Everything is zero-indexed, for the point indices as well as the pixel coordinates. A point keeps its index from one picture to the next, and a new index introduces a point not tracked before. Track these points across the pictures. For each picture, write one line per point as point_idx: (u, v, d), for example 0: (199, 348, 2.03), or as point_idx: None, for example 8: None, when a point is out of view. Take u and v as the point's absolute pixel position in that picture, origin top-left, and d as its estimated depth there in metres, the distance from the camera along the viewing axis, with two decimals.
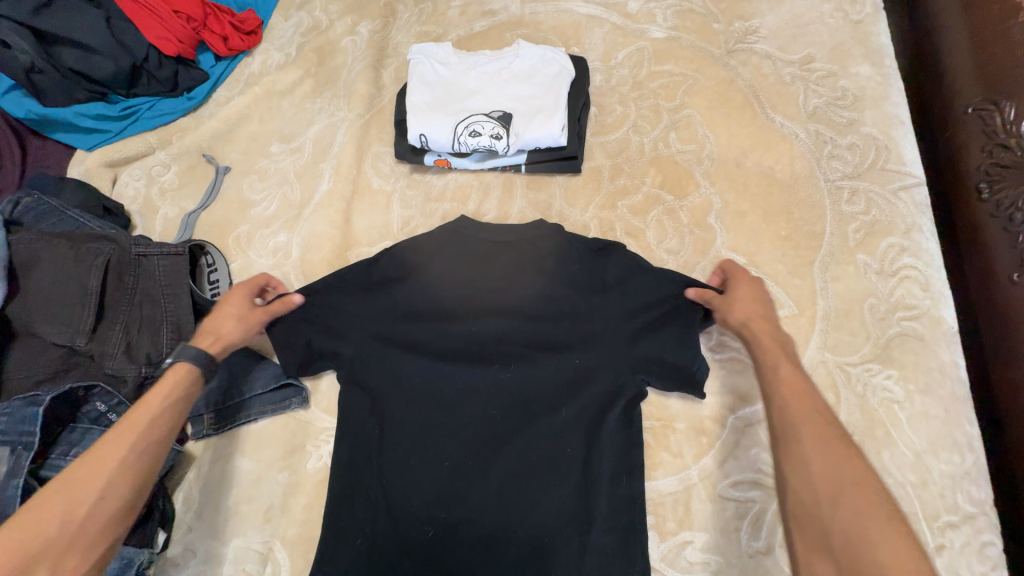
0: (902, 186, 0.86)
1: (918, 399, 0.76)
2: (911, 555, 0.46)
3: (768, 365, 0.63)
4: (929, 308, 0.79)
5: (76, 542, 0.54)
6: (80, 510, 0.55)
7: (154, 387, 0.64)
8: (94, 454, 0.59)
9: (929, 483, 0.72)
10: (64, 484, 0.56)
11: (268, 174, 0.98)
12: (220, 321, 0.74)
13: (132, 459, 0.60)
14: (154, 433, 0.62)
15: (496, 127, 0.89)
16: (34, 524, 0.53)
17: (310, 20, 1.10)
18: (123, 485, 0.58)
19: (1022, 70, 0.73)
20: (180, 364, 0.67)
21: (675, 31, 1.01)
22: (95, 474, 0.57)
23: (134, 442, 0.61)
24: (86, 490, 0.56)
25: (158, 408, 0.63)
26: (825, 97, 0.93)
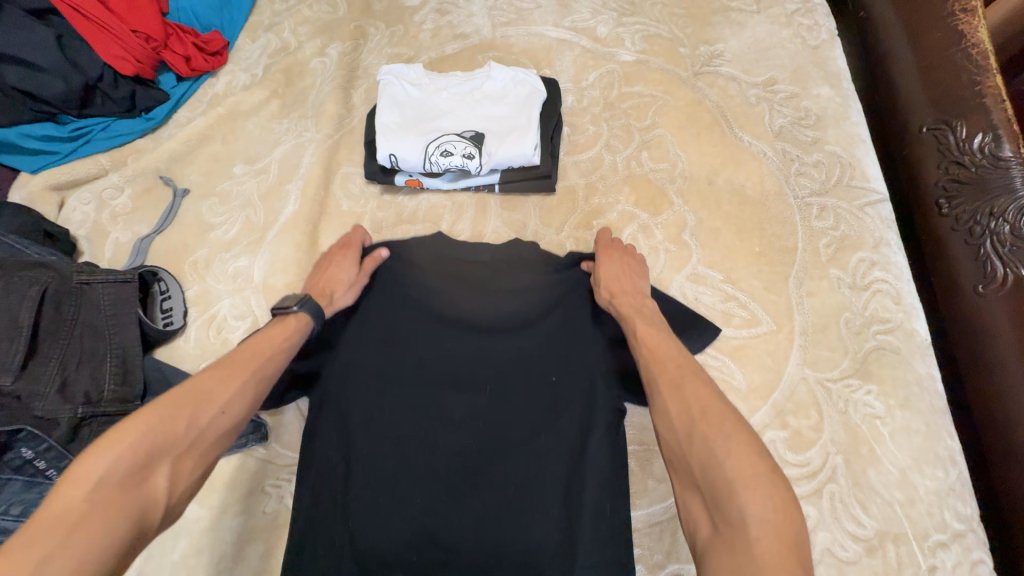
0: (868, 202, 0.88)
1: (899, 414, 0.75)
2: (750, 462, 0.45)
3: (630, 336, 0.65)
4: (902, 321, 0.80)
5: (197, 448, 0.52)
6: (204, 420, 0.53)
7: (281, 329, 0.64)
8: (220, 368, 0.57)
9: (916, 501, 0.71)
10: (194, 388, 0.54)
11: (230, 196, 0.93)
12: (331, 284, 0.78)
13: (254, 383, 0.58)
14: (272, 365, 0.61)
15: (468, 147, 0.88)
16: (167, 417, 0.50)
17: (278, 42, 1.08)
18: (243, 406, 0.56)
19: (969, 93, 0.78)
20: (303, 315, 0.66)
21: (644, 54, 1.03)
22: (223, 386, 0.56)
23: (258, 368, 0.59)
24: (214, 399, 0.54)
25: (280, 346, 0.63)
26: (789, 117, 0.96)
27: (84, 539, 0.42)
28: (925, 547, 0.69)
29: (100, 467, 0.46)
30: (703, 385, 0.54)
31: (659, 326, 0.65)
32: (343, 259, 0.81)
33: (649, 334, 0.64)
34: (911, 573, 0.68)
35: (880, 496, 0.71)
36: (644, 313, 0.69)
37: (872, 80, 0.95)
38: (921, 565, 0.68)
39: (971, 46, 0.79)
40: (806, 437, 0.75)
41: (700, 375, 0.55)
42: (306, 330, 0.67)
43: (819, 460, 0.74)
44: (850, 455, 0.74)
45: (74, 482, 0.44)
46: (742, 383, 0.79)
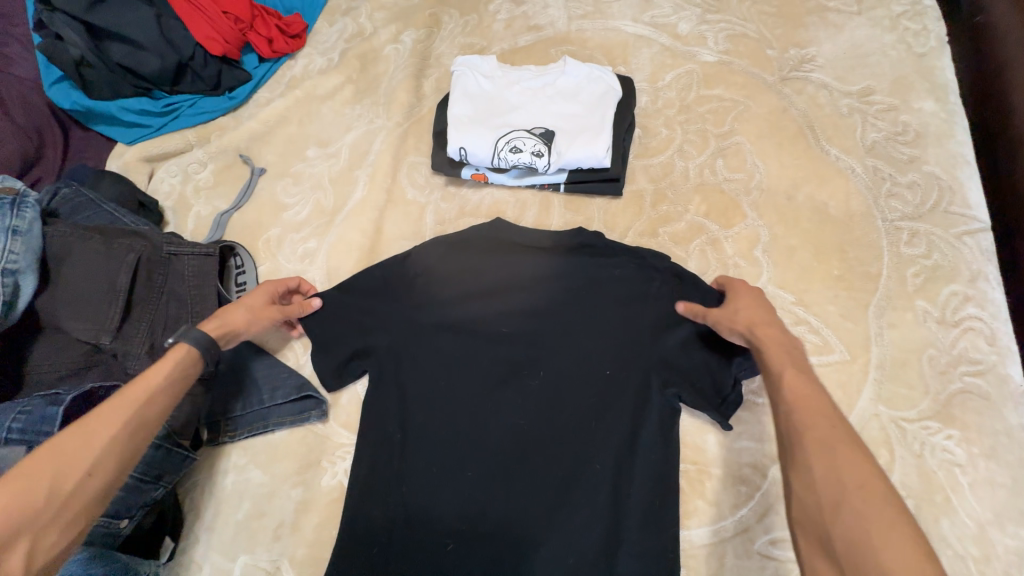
0: (967, 231, 0.81)
1: (983, 464, 0.69)
2: (919, 561, 0.40)
3: (771, 371, 0.58)
4: (995, 363, 0.74)
5: (65, 513, 0.50)
6: (67, 486, 0.50)
7: (159, 368, 0.61)
8: (85, 425, 0.54)
9: (993, 559, 0.65)
10: (50, 455, 0.51)
11: (303, 178, 0.97)
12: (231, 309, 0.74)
13: (128, 434, 0.56)
14: (153, 409, 0.59)
15: (538, 145, 0.87)
16: (24, 487, 0.48)
17: (354, 26, 1.10)
18: (116, 462, 0.54)
19: None
20: (181, 347, 0.64)
21: (727, 55, 0.98)
22: (85, 447, 0.53)
23: (132, 417, 0.57)
24: (78, 462, 0.52)
25: (158, 385, 0.60)
26: (884, 132, 0.89)
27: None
28: None
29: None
30: (862, 457, 0.47)
31: (807, 370, 0.57)
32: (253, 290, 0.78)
33: (797, 379, 0.56)
34: None
35: (951, 549, 0.66)
36: (795, 354, 0.60)
37: (983, 94, 0.86)
38: None
39: None
40: None
41: (858, 439, 0.49)
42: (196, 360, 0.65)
43: None
44: (922, 502, 0.68)
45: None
46: None
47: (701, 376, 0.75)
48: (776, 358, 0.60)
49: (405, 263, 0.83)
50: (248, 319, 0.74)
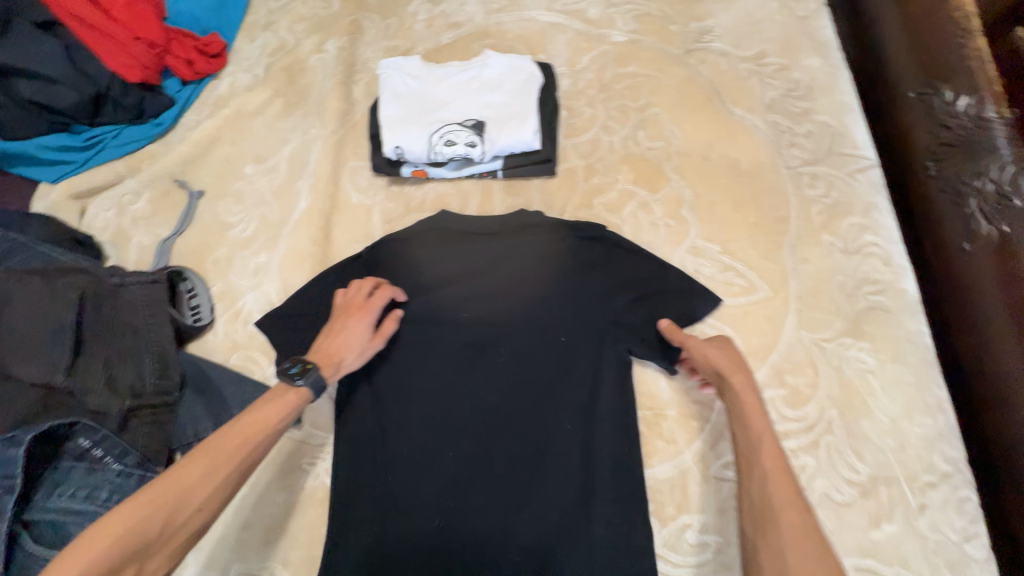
0: (858, 168, 0.92)
1: (890, 367, 0.79)
2: None
3: (751, 434, 0.63)
4: (892, 281, 0.85)
5: (168, 546, 0.54)
6: (180, 517, 0.55)
7: (273, 408, 0.66)
8: (204, 458, 0.59)
9: (906, 446, 0.75)
10: (175, 482, 0.56)
11: (243, 195, 0.96)
12: (338, 350, 0.75)
13: (239, 473, 0.60)
14: (259, 449, 0.63)
15: (470, 136, 0.91)
16: (143, 517, 0.52)
17: (276, 40, 1.11)
18: (221, 500, 0.58)
19: (949, 52, 0.82)
20: (302, 391, 0.69)
21: (635, 34, 1.06)
22: (203, 483, 0.57)
23: (243, 457, 0.61)
24: (193, 495, 0.56)
25: (271, 429, 0.65)
26: (780, 89, 0.99)
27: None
28: (916, 488, 0.73)
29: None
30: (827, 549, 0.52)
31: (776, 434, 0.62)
32: (352, 322, 0.77)
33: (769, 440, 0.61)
34: (902, 512, 0.72)
35: (874, 444, 0.75)
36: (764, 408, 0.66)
37: (860, 45, 1.00)
38: (912, 504, 0.72)
39: (958, 9, 0.81)
40: (804, 393, 0.78)
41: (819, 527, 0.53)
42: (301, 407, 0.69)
43: (817, 414, 0.77)
44: (846, 408, 0.77)
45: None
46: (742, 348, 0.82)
47: (646, 328, 0.81)
48: (753, 413, 0.65)
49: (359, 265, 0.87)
50: (358, 361, 0.77)
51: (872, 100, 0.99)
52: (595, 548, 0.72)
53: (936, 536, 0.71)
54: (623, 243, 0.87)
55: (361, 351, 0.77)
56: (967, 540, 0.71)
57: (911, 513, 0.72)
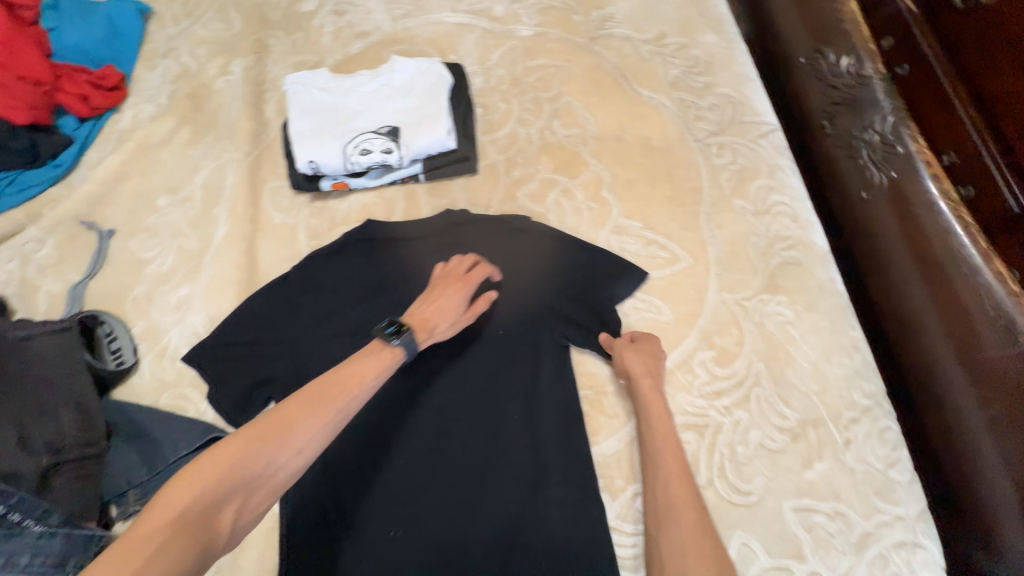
0: (760, 134, 0.97)
1: (807, 316, 0.84)
2: None
3: (655, 435, 0.69)
4: (801, 236, 0.90)
5: (270, 483, 0.57)
6: (283, 456, 0.58)
7: (374, 363, 0.69)
8: (306, 404, 0.62)
9: (828, 388, 0.80)
10: (280, 420, 0.60)
11: (158, 229, 0.93)
12: (435, 317, 0.77)
13: (336, 422, 0.64)
14: (355, 401, 0.66)
15: (386, 142, 0.91)
16: (251, 449, 0.56)
17: (178, 66, 1.08)
18: (319, 445, 0.62)
19: (838, 27, 1.02)
20: (396, 351, 0.72)
21: (541, 27, 1.08)
22: (306, 426, 0.61)
23: (340, 405, 0.64)
24: (295, 435, 0.60)
25: (367, 384, 0.68)
26: (682, 67, 1.03)
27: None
28: (841, 425, 0.78)
29: (184, 498, 0.51)
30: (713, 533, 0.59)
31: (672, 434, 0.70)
32: (449, 292, 0.80)
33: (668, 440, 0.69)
34: (830, 449, 0.76)
35: (799, 390, 0.79)
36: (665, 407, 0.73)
37: (761, 34, 1.20)
38: (838, 441, 0.77)
39: None
40: (731, 352, 0.82)
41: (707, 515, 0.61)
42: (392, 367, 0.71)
43: (744, 370, 0.81)
44: (770, 360, 0.81)
45: (158, 511, 0.50)
46: (672, 317, 0.85)
47: (579, 311, 0.84)
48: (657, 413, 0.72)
49: (286, 285, 0.86)
50: (447, 330, 0.79)
51: (773, 78, 1.18)
52: (548, 531, 0.72)
53: (863, 467, 0.76)
54: (549, 231, 0.89)
55: (451, 321, 0.78)
56: (890, 466, 0.76)
57: (839, 449, 0.76)
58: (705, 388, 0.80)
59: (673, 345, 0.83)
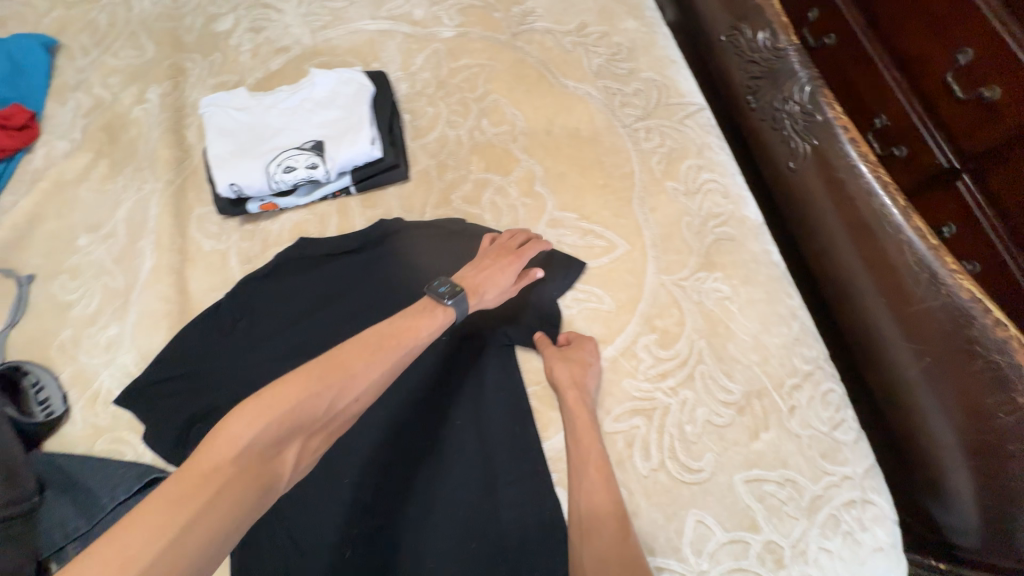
0: (686, 115, 0.98)
1: (743, 290, 0.85)
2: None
3: (575, 436, 0.74)
4: (733, 211, 0.91)
5: (325, 426, 0.64)
6: (341, 402, 0.64)
7: (433, 317, 0.73)
8: (368, 352, 0.67)
9: (769, 357, 0.81)
10: (341, 365, 0.64)
11: (81, 269, 0.90)
12: (485, 284, 0.78)
13: (390, 373, 0.69)
14: (408, 354, 0.70)
15: (310, 157, 0.89)
16: (314, 392, 0.61)
17: (90, 98, 1.04)
18: (372, 393, 0.67)
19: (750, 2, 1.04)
20: (450, 313, 0.75)
21: (463, 27, 1.08)
22: (364, 376, 0.65)
23: (397, 356, 0.69)
24: (351, 385, 0.64)
25: (423, 336, 0.72)
26: (604, 56, 1.04)
27: (225, 503, 0.51)
28: (784, 392, 0.79)
29: (249, 432, 0.56)
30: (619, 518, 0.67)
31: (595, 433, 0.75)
32: (502, 263, 0.80)
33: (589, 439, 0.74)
34: (775, 418, 0.77)
35: (741, 363, 0.80)
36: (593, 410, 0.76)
37: (684, 16, 1.22)
38: (783, 409, 0.78)
39: None
40: (672, 332, 0.82)
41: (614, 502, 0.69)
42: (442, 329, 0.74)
43: (687, 349, 0.81)
44: (711, 336, 0.82)
45: (223, 443, 0.54)
46: (612, 305, 0.85)
47: (522, 313, 0.85)
48: (584, 421, 0.75)
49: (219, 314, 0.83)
50: (495, 298, 0.80)
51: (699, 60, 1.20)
52: (504, 533, 0.72)
53: (808, 431, 0.77)
54: (485, 232, 0.89)
55: (501, 288, 0.79)
56: (835, 427, 0.78)
57: (784, 417, 0.78)
58: (649, 371, 0.80)
59: (616, 333, 0.83)
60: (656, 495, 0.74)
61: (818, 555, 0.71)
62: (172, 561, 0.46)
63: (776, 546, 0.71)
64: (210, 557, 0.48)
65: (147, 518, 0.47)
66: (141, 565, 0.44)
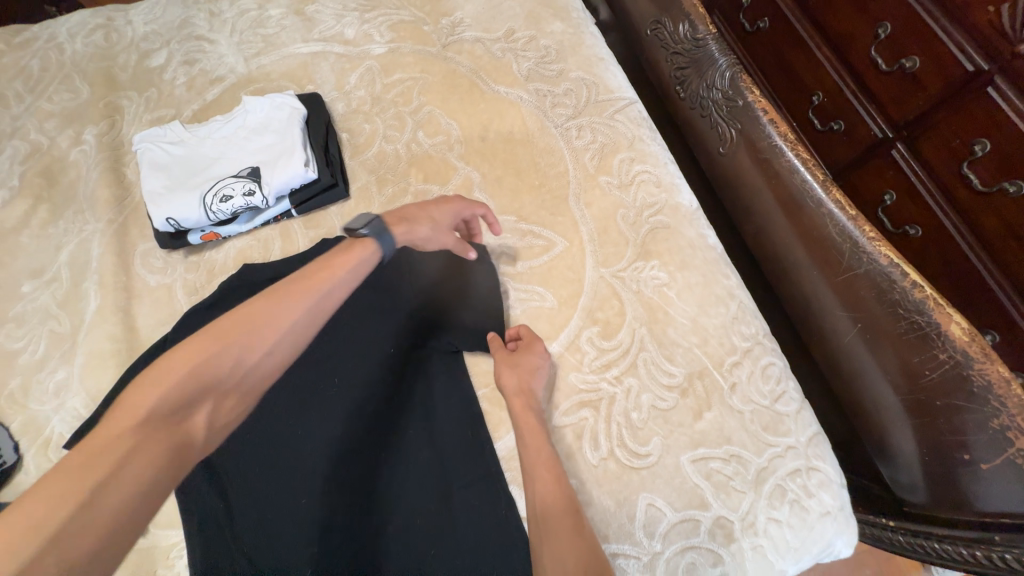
0: (617, 110, 1.01)
1: (680, 275, 0.88)
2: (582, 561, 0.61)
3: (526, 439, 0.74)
4: (667, 199, 0.94)
5: (243, 384, 0.60)
6: (253, 358, 0.61)
7: (345, 258, 0.70)
8: (276, 303, 0.63)
9: (709, 338, 0.83)
10: (246, 322, 0.61)
11: (27, 317, 0.91)
12: (419, 217, 0.79)
13: (309, 319, 0.65)
14: (327, 298, 0.67)
15: (246, 185, 0.90)
16: (219, 351, 0.58)
17: (28, 145, 1.05)
18: (288, 346, 0.64)
19: None
20: (368, 244, 0.72)
21: (394, 43, 1.09)
22: (272, 328, 0.62)
23: (312, 301, 0.66)
24: (263, 338, 0.61)
25: (338, 279, 0.68)
26: (534, 59, 1.06)
27: (135, 472, 0.49)
28: (725, 370, 0.81)
29: (151, 398, 0.53)
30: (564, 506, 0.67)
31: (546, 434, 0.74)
32: (444, 202, 0.83)
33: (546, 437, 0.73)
34: (716, 396, 0.80)
35: (682, 346, 0.83)
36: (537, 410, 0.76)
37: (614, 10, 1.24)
38: (724, 387, 0.80)
39: None
40: (614, 323, 0.84)
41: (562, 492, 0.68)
42: (369, 264, 0.72)
43: (629, 338, 0.83)
44: (651, 323, 0.84)
45: (123, 414, 0.51)
46: (555, 302, 0.87)
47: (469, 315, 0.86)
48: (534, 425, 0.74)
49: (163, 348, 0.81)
50: (429, 233, 0.80)
51: (632, 54, 1.24)
52: (461, 533, 0.73)
53: (750, 407, 0.79)
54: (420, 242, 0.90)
55: (435, 226, 0.80)
56: (776, 400, 0.80)
57: (725, 394, 0.80)
58: (594, 363, 0.82)
59: (560, 329, 0.85)
60: (607, 483, 0.75)
61: (767, 526, 0.74)
62: (87, 525, 0.44)
63: (726, 521, 0.73)
64: (130, 523, 0.47)
65: (46, 490, 0.44)
66: (49, 530, 0.43)
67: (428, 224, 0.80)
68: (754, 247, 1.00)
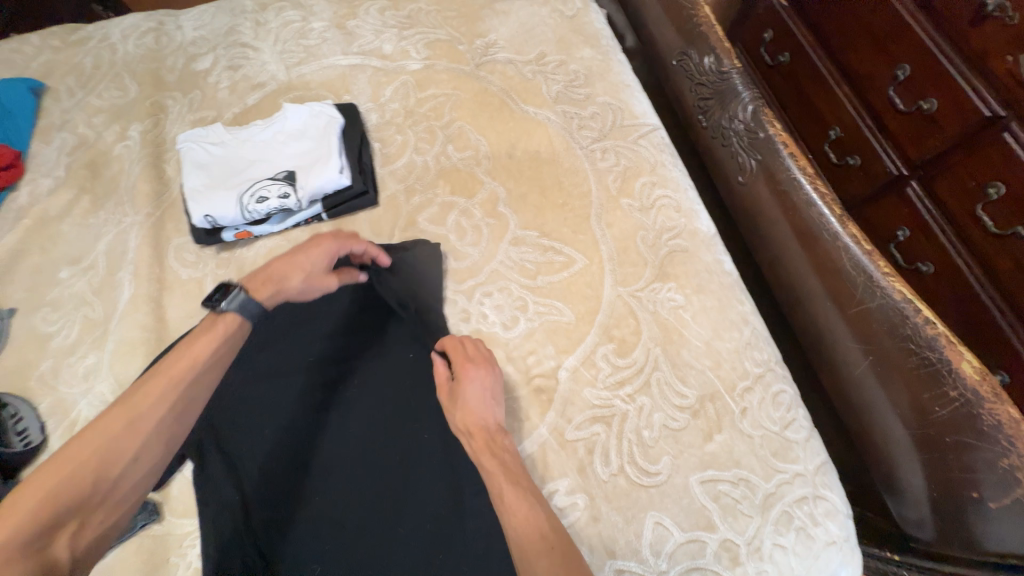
0: (640, 135, 1.04)
1: (696, 299, 0.90)
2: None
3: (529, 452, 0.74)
4: (686, 224, 0.96)
5: (112, 496, 0.58)
6: (117, 466, 0.58)
7: (202, 343, 0.67)
8: (134, 407, 0.61)
9: (722, 362, 0.85)
10: (103, 432, 0.58)
11: (62, 301, 0.94)
12: (289, 271, 0.77)
13: (176, 412, 0.64)
14: (193, 389, 0.65)
15: (281, 187, 0.94)
16: (77, 469, 0.56)
17: (75, 137, 1.10)
18: (156, 449, 0.62)
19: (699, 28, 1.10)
20: (231, 318, 0.70)
21: (430, 60, 1.14)
22: (133, 433, 0.60)
23: (180, 394, 0.64)
24: (126, 447, 0.59)
25: (200, 366, 0.66)
26: (563, 82, 1.10)
27: None
28: (736, 395, 0.83)
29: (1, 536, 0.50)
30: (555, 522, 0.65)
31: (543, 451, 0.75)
32: (314, 250, 0.80)
33: None
34: (726, 420, 0.81)
35: (695, 368, 0.84)
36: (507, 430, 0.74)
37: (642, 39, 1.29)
38: (735, 411, 0.82)
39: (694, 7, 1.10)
40: (630, 341, 0.86)
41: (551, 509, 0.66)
42: (238, 340, 0.71)
43: (643, 357, 0.85)
44: (666, 344, 0.86)
45: None
46: (572, 317, 0.89)
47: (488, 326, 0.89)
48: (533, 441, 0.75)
49: None
50: (301, 285, 0.78)
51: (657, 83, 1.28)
52: (470, 541, 0.71)
53: (761, 432, 0.81)
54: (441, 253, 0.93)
55: (308, 278, 0.78)
56: (786, 427, 0.81)
57: (736, 418, 0.81)
58: (608, 380, 0.84)
59: (576, 344, 0.87)
60: (616, 499, 0.77)
61: (773, 551, 0.74)
62: None
63: (732, 545, 0.74)
64: None
65: None
66: None
67: (302, 275, 0.78)
68: (772, 273, 1.02)
